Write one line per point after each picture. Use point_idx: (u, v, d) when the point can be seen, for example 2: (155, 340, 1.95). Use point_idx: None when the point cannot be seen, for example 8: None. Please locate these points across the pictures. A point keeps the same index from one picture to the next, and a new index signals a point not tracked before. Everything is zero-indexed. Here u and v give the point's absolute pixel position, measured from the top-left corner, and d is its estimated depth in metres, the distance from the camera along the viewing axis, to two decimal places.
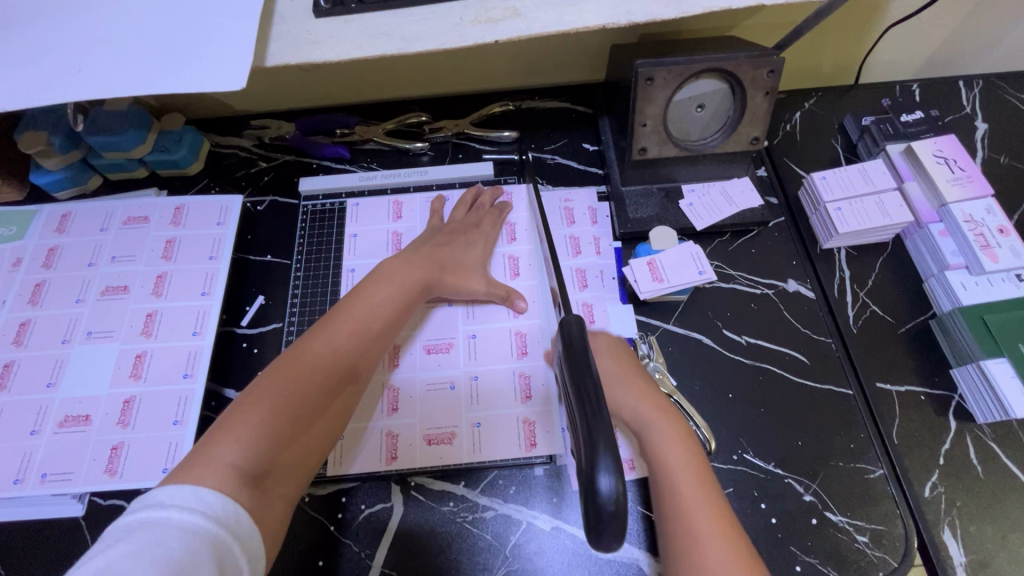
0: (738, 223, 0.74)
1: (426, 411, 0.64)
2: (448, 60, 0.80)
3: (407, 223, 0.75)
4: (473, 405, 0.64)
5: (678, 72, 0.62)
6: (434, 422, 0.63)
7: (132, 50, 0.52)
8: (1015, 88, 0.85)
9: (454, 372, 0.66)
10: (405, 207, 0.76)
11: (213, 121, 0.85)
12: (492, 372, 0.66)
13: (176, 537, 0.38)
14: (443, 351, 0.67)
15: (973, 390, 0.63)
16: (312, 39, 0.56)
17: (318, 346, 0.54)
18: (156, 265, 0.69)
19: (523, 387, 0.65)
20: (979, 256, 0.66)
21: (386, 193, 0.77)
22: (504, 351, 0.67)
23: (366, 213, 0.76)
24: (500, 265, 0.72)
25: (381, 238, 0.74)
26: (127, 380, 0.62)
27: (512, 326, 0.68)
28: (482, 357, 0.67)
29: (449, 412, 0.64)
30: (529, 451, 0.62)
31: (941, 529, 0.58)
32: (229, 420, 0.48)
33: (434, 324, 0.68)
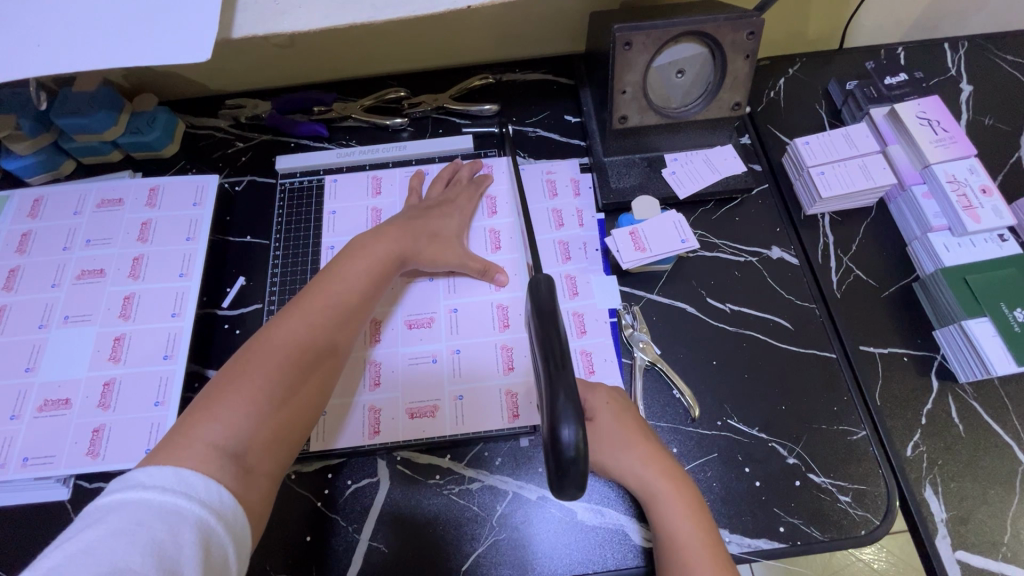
0: (722, 192, 0.73)
1: (408, 385, 0.64)
2: (425, 31, 0.78)
3: (387, 201, 0.74)
4: (455, 377, 0.64)
5: (657, 36, 0.61)
6: (418, 397, 0.63)
7: (91, 22, 0.50)
8: (1000, 48, 0.84)
9: (436, 347, 0.66)
10: (384, 183, 0.75)
11: (187, 101, 0.83)
12: (474, 345, 0.65)
13: (158, 518, 0.38)
14: (424, 326, 0.67)
15: (955, 350, 0.63)
16: (280, 8, 0.55)
17: (291, 325, 0.53)
18: (132, 247, 0.68)
19: (506, 360, 0.64)
20: (961, 217, 0.65)
21: (365, 169, 0.76)
22: (486, 324, 0.66)
23: (345, 190, 0.75)
24: (481, 239, 0.71)
25: (361, 215, 0.73)
26: (108, 363, 0.62)
27: (493, 299, 0.68)
28: (464, 331, 0.66)
29: (431, 386, 0.64)
30: (512, 422, 0.62)
31: (922, 487, 0.59)
32: (207, 403, 0.47)
33: (414, 300, 0.68)
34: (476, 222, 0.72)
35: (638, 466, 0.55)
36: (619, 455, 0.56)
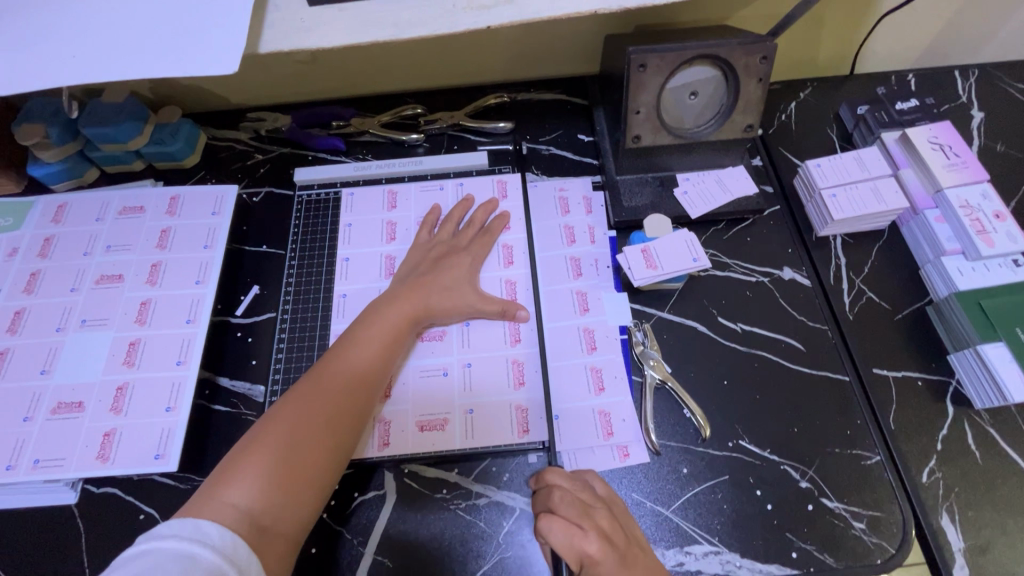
0: (733, 212, 0.73)
1: (419, 399, 0.64)
2: (443, 50, 0.80)
3: (402, 213, 0.75)
4: (466, 390, 0.64)
5: (671, 59, 0.63)
6: (426, 409, 0.63)
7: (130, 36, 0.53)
8: (1011, 77, 0.85)
9: (446, 360, 0.66)
10: (400, 197, 0.76)
11: (211, 114, 0.86)
12: (485, 360, 0.66)
13: (174, 560, 0.40)
14: (436, 339, 0.67)
15: (970, 375, 0.62)
16: (306, 26, 0.58)
17: (312, 386, 0.55)
18: (151, 254, 0.69)
19: (515, 375, 0.65)
20: (975, 241, 0.65)
21: (380, 183, 0.78)
22: (498, 340, 0.67)
23: (361, 203, 0.76)
24: (495, 254, 0.72)
25: (376, 229, 0.74)
26: (122, 367, 0.62)
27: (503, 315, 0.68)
28: (476, 344, 0.66)
29: (441, 399, 0.64)
30: (522, 437, 0.62)
31: (939, 515, 0.58)
32: (232, 464, 0.50)
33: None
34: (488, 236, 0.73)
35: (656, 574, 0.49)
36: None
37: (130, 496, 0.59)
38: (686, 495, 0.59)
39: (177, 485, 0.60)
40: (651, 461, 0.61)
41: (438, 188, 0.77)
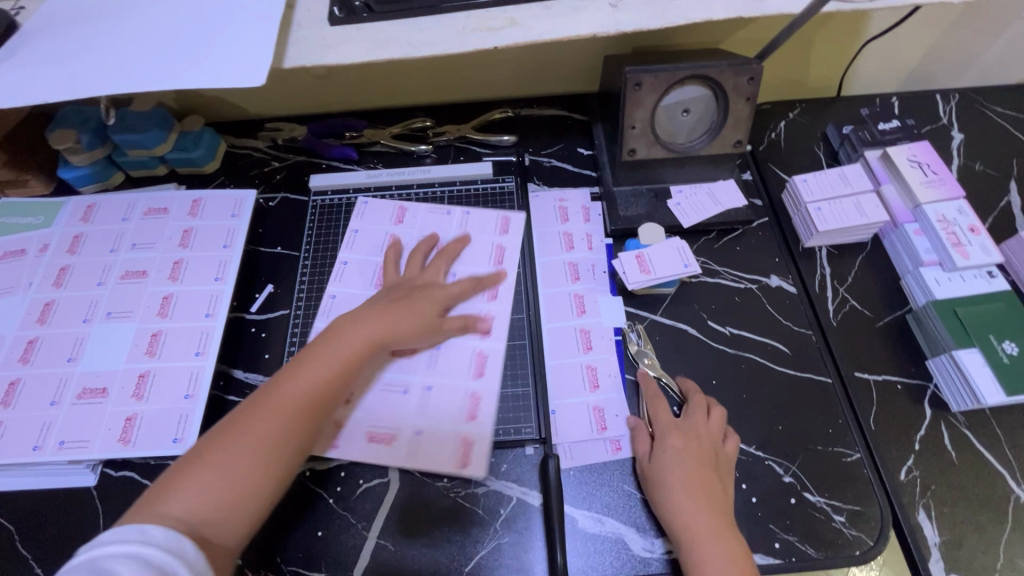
0: (724, 223, 0.78)
1: (373, 388, 0.66)
2: (452, 68, 0.85)
3: (407, 228, 0.78)
4: (429, 370, 0.67)
5: (664, 79, 0.67)
6: (382, 422, 0.64)
7: (171, 51, 0.59)
8: (990, 100, 0.90)
9: (417, 359, 0.68)
10: (409, 214, 0.79)
11: (231, 124, 0.91)
12: (455, 346, 0.69)
13: (118, 561, 0.41)
14: (408, 337, 0.69)
15: (947, 379, 0.66)
16: (327, 44, 0.63)
17: (275, 399, 0.53)
18: (173, 252, 0.73)
19: (469, 411, 0.65)
20: (950, 253, 0.69)
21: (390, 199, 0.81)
22: (468, 329, 0.70)
23: (368, 214, 0.79)
24: (485, 251, 0.75)
25: (378, 240, 0.77)
26: (144, 356, 0.66)
27: (477, 346, 0.69)
28: (449, 330, 0.70)
29: (397, 391, 0.66)
30: (468, 422, 0.64)
31: (915, 510, 0.61)
32: (184, 468, 0.49)
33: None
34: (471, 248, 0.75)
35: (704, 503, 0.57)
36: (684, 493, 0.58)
37: (146, 480, 0.63)
38: None
39: None
40: None
41: (445, 212, 0.79)
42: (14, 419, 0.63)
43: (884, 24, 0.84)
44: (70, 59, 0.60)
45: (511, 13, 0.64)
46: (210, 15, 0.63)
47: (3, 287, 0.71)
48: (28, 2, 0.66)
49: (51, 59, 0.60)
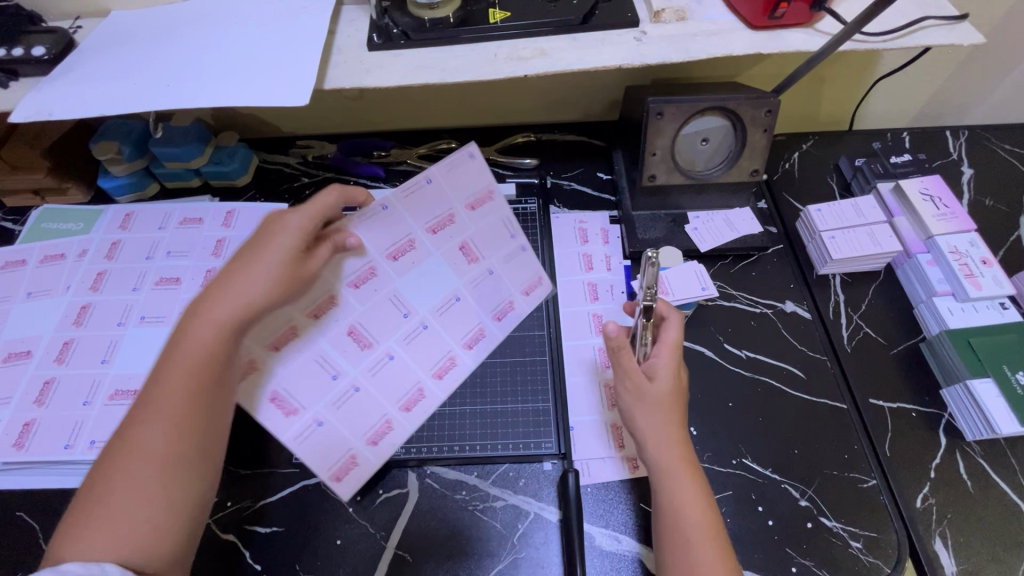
0: (740, 248, 0.80)
1: (298, 375, 0.54)
2: (479, 93, 0.89)
3: (472, 216, 0.59)
4: (370, 375, 0.57)
5: (685, 109, 0.70)
6: (295, 391, 0.54)
7: (223, 74, 0.63)
8: (999, 138, 0.92)
9: (387, 345, 0.58)
10: (484, 207, 0.60)
11: (264, 140, 0.94)
12: (431, 340, 0.60)
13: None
14: (362, 341, 0.56)
15: (961, 409, 0.67)
16: (365, 68, 0.67)
17: (185, 376, 0.48)
18: (207, 260, 0.76)
19: (371, 434, 0.58)
20: (963, 283, 0.71)
21: (489, 177, 0.59)
22: (457, 329, 0.61)
23: (456, 176, 0.57)
24: (487, 238, 0.61)
25: (434, 209, 0.57)
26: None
27: (418, 377, 0.59)
28: (415, 346, 0.59)
29: (317, 382, 0.55)
30: (402, 411, 0.59)
31: (932, 539, 0.61)
32: (96, 490, 0.44)
33: (368, 323, 0.57)
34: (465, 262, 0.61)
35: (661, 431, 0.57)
36: (649, 429, 0.57)
37: None
38: None
39: None
40: None
41: (510, 234, 0.63)
42: (47, 417, 0.65)
43: (895, 63, 0.88)
44: (125, 75, 0.64)
45: (541, 45, 0.67)
46: (259, 40, 0.67)
47: (42, 290, 0.74)
48: (87, 23, 0.73)
49: (107, 76, 0.64)
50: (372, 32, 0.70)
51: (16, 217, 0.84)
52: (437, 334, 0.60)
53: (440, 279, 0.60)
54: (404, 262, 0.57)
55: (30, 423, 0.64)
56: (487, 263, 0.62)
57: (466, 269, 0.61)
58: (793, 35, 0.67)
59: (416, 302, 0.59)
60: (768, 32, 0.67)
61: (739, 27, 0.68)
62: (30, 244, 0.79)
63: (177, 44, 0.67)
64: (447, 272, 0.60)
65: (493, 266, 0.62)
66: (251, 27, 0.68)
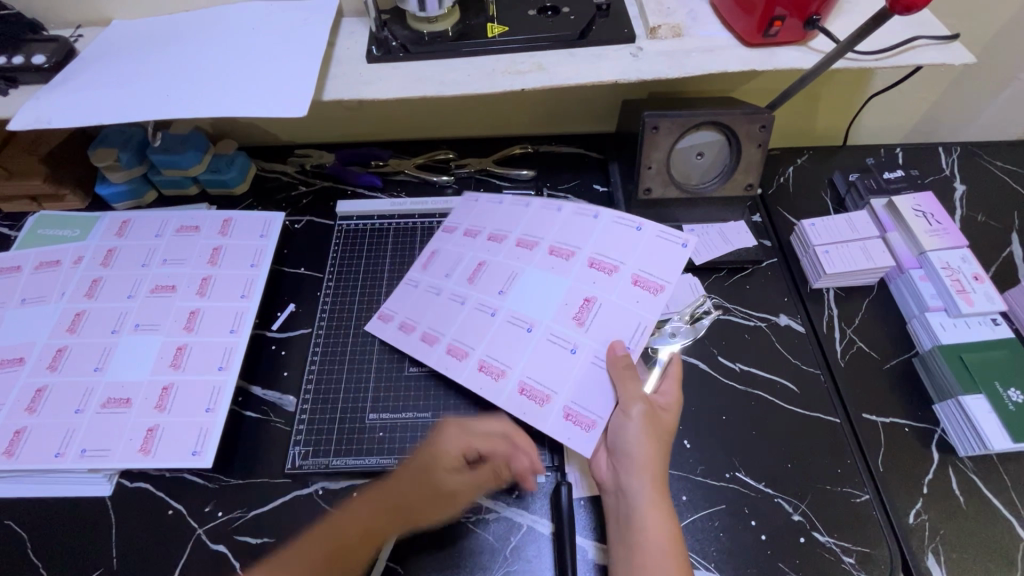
0: (734, 261, 0.80)
1: (491, 273, 0.71)
2: (477, 105, 0.90)
3: (606, 296, 0.65)
4: (489, 315, 0.68)
5: (681, 123, 0.71)
6: (473, 282, 0.72)
7: (220, 85, 0.64)
8: (990, 154, 0.93)
9: (535, 324, 0.66)
10: (644, 291, 0.65)
11: (262, 149, 0.95)
12: (538, 355, 0.64)
13: None
14: (502, 272, 0.71)
15: (954, 424, 0.67)
16: (364, 79, 0.68)
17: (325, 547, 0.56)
18: (455, 244, 0.77)
19: (455, 344, 0.68)
20: (955, 299, 0.71)
21: (672, 278, 0.65)
22: (558, 366, 0.63)
23: (656, 247, 0.67)
24: (586, 311, 0.65)
25: (612, 254, 0.68)
26: (390, 321, 0.73)
27: (479, 351, 0.67)
28: (517, 349, 0.65)
29: (490, 284, 0.71)
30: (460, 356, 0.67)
31: (925, 555, 0.61)
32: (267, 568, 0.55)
33: (486, 274, 0.72)
34: (659, 339, 0.71)
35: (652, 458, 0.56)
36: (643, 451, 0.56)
37: (161, 492, 0.64)
38: (684, 522, 0.63)
39: (204, 484, 0.64)
40: None
41: (627, 346, 0.62)
42: (38, 425, 0.64)
43: (888, 80, 0.89)
44: (125, 84, 0.64)
45: (538, 59, 0.68)
46: (258, 50, 0.68)
47: (36, 297, 0.74)
48: (87, 32, 0.73)
49: (106, 85, 0.64)
50: (371, 44, 0.70)
51: (12, 223, 0.84)
52: (490, 328, 0.68)
53: (550, 307, 0.66)
54: (513, 253, 0.72)
55: (20, 431, 0.64)
56: (598, 352, 0.63)
57: (571, 325, 0.65)
58: (787, 52, 0.68)
59: (512, 295, 0.69)
60: (763, 49, 0.68)
61: (734, 44, 0.69)
62: (25, 250, 0.79)
63: (177, 54, 0.68)
64: (558, 305, 0.66)
65: (585, 350, 0.63)
66: (251, 38, 0.69)
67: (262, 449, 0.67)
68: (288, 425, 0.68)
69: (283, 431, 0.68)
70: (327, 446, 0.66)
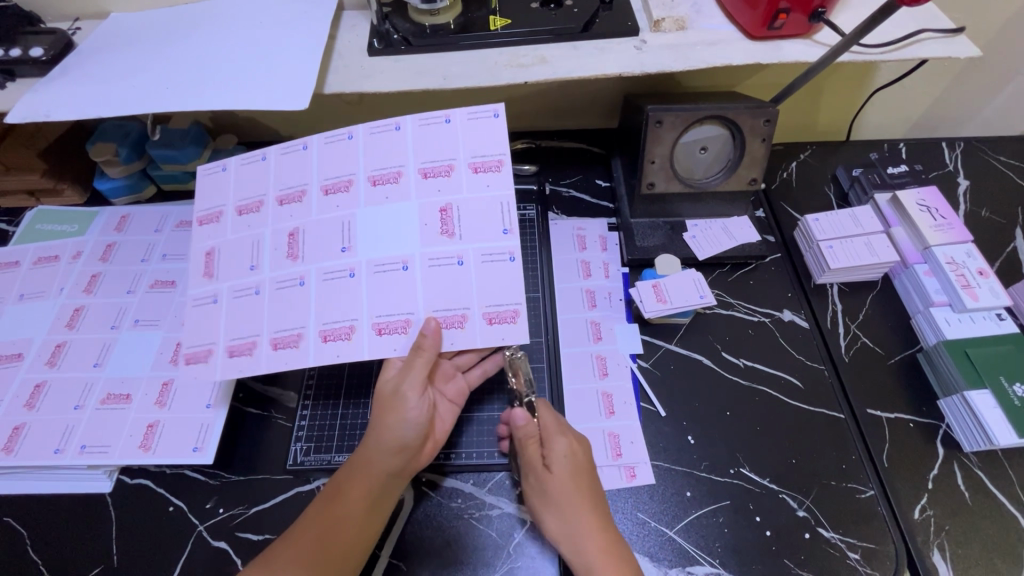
0: (738, 257, 0.80)
1: (318, 223, 0.62)
2: (479, 99, 0.89)
3: (454, 193, 0.61)
4: (375, 270, 0.60)
5: (684, 117, 0.71)
6: (307, 230, 0.62)
7: (222, 78, 0.63)
8: (994, 150, 0.93)
9: (408, 253, 0.60)
10: (489, 174, 0.62)
11: (263, 144, 0.94)
12: (404, 286, 0.59)
13: None
14: (343, 190, 0.62)
15: (958, 419, 0.67)
16: (366, 73, 0.67)
17: (333, 509, 0.55)
18: (205, 239, 0.65)
19: (279, 337, 0.60)
20: (960, 294, 0.71)
21: (505, 149, 0.62)
22: (450, 285, 0.59)
23: (474, 131, 0.63)
24: (432, 220, 0.61)
25: (435, 156, 0.62)
26: (222, 351, 0.61)
27: (368, 316, 0.59)
28: (387, 294, 0.60)
29: (323, 228, 0.62)
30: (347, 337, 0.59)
31: (930, 551, 0.60)
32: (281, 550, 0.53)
33: (310, 239, 0.62)
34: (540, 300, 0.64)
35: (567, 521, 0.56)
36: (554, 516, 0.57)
37: (162, 489, 0.63)
38: (689, 518, 0.62)
39: (206, 481, 0.64)
40: (656, 484, 0.64)
41: (502, 229, 0.60)
42: (37, 421, 0.64)
43: (892, 74, 0.89)
44: (123, 77, 0.64)
45: (542, 52, 0.68)
46: (259, 43, 0.67)
47: (35, 292, 0.73)
48: (85, 24, 0.72)
49: (106, 78, 0.64)
50: (373, 37, 0.70)
51: (11, 218, 0.83)
52: (357, 289, 0.60)
53: (410, 234, 0.61)
54: (330, 203, 0.62)
55: (20, 427, 0.63)
56: (483, 249, 0.60)
57: (442, 240, 0.60)
58: (793, 45, 0.67)
59: (361, 243, 0.61)
60: (767, 42, 0.68)
61: (739, 37, 0.68)
62: (24, 245, 0.78)
63: (177, 46, 0.67)
64: (416, 228, 0.61)
65: (470, 255, 0.60)
66: (251, 31, 0.68)
67: (264, 445, 0.66)
68: (290, 421, 0.68)
69: (285, 428, 0.67)
70: (330, 442, 0.65)
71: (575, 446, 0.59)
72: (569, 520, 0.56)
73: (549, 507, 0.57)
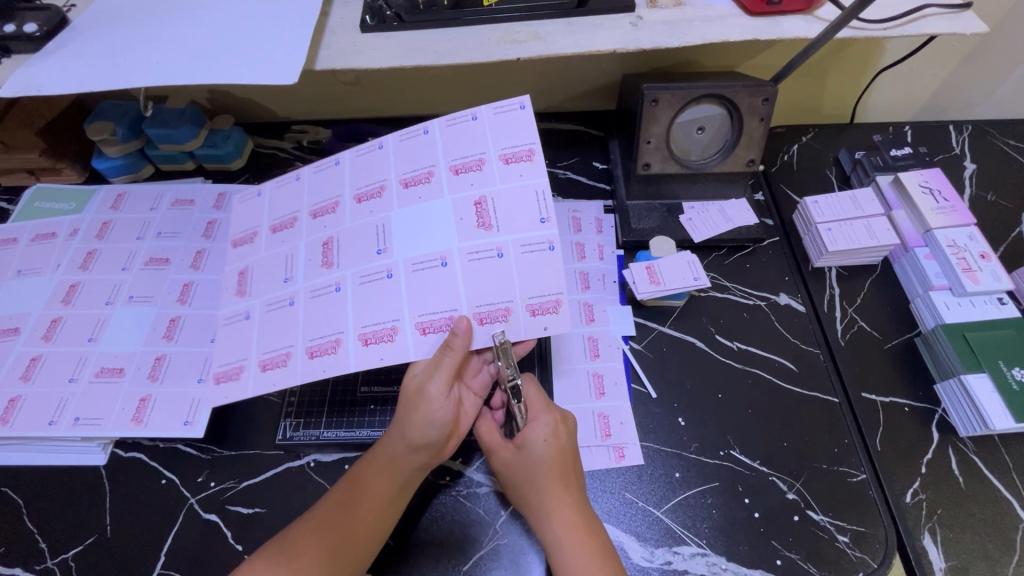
0: (734, 240, 0.79)
1: (354, 230, 0.60)
2: (474, 79, 0.89)
3: (492, 186, 0.58)
4: (415, 270, 0.57)
5: (681, 96, 0.69)
6: (344, 239, 0.60)
7: (211, 52, 0.63)
8: (1004, 134, 0.91)
9: (446, 248, 0.57)
10: (521, 165, 0.58)
11: (260, 125, 0.94)
12: (442, 287, 0.56)
13: None
14: (422, 182, 0.59)
15: (955, 404, 0.66)
16: (357, 50, 0.66)
17: (347, 501, 0.56)
18: (238, 258, 0.64)
19: (315, 345, 0.57)
20: (961, 278, 0.70)
21: (537, 139, 0.58)
22: (497, 285, 0.56)
23: (504, 126, 0.59)
24: (466, 214, 0.57)
25: (465, 152, 0.59)
26: (255, 366, 0.58)
27: (410, 316, 0.56)
28: (425, 297, 0.56)
29: (358, 235, 0.60)
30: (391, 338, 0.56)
31: (921, 535, 0.60)
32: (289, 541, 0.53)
33: (343, 246, 0.60)
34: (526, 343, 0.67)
35: (549, 500, 0.56)
36: (539, 496, 0.56)
37: (154, 462, 0.64)
38: (677, 498, 0.62)
39: (198, 455, 0.65)
40: (645, 465, 0.64)
41: (540, 218, 0.57)
42: (33, 393, 0.65)
43: (899, 54, 0.86)
44: (114, 52, 0.64)
45: (535, 29, 0.67)
46: (249, 19, 0.66)
47: (33, 268, 0.74)
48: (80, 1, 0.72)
49: (96, 54, 0.64)
50: (365, 13, 0.69)
51: (11, 197, 0.84)
52: (396, 290, 0.57)
53: (445, 231, 0.57)
54: (364, 209, 0.60)
55: (15, 400, 0.64)
56: (522, 240, 0.57)
57: (480, 234, 0.57)
58: (793, 21, 0.66)
59: (397, 245, 0.58)
60: (767, 18, 0.66)
61: (737, 14, 0.66)
62: (22, 222, 0.79)
63: (168, 23, 0.66)
64: (453, 225, 0.57)
65: (510, 247, 0.56)
66: (243, 8, 0.68)
67: (256, 422, 0.67)
68: (281, 397, 0.68)
69: (275, 404, 0.68)
70: (319, 419, 0.66)
71: (556, 428, 0.58)
72: (540, 499, 0.56)
73: (518, 484, 0.58)
